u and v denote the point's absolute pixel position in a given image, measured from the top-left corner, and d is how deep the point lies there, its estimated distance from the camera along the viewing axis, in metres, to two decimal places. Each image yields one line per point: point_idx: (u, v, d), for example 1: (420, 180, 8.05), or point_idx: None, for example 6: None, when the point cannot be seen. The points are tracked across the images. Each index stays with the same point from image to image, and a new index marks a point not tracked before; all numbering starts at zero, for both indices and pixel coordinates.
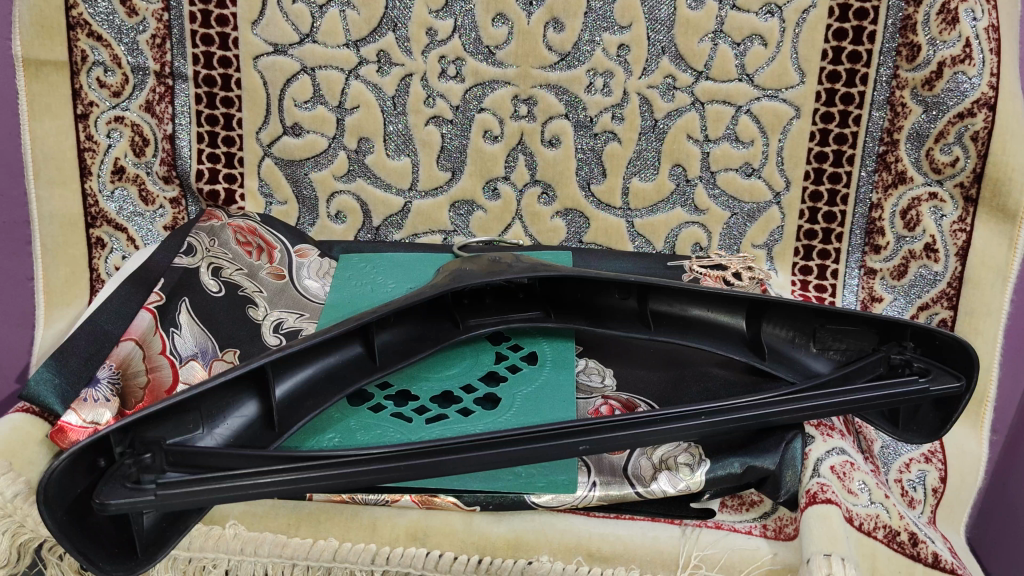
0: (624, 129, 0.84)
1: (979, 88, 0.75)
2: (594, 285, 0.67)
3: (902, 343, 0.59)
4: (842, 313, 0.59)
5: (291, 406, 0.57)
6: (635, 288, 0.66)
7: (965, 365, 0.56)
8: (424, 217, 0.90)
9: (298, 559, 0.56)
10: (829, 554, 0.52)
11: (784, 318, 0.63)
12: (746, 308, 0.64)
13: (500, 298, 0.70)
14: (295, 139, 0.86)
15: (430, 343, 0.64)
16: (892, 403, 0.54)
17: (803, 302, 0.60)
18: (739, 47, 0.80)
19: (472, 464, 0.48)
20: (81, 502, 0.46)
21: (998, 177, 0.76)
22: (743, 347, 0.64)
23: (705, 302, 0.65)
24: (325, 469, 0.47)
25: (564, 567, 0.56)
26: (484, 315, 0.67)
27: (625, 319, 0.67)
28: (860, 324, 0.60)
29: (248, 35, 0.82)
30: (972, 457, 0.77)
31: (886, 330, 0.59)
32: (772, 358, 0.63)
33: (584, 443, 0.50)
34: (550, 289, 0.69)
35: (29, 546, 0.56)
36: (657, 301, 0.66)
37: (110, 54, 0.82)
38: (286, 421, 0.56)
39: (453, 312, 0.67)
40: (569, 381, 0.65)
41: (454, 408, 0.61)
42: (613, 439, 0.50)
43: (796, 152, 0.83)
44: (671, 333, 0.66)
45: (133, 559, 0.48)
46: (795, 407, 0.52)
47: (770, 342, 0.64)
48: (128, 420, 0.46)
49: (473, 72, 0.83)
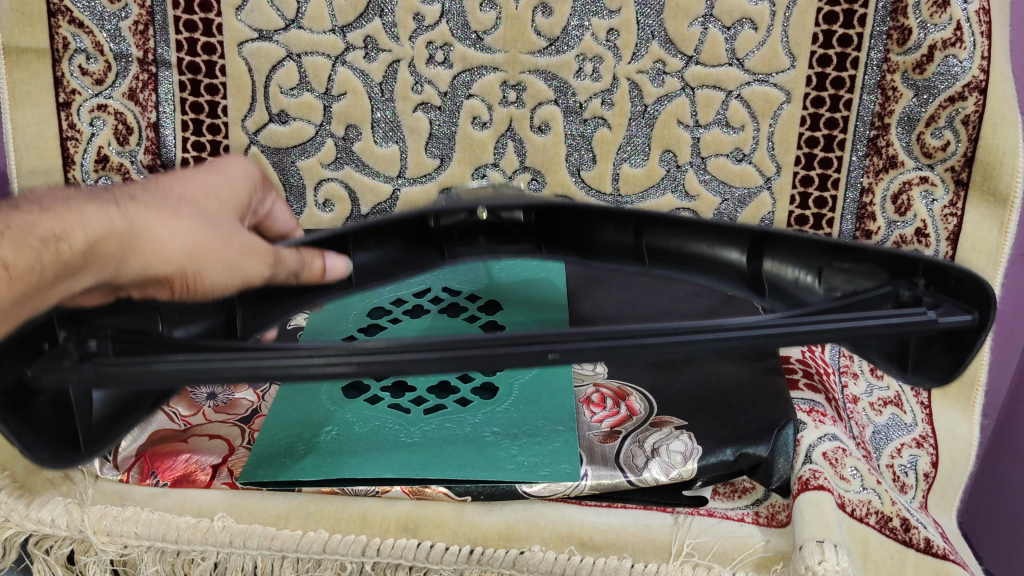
0: (613, 115, 0.84)
1: (969, 71, 0.74)
2: (591, 217, 0.66)
3: (914, 280, 0.54)
4: (847, 245, 0.56)
5: (256, 317, 0.58)
6: (632, 220, 0.65)
7: (982, 299, 0.51)
8: (412, 204, 0.89)
9: (287, 551, 0.56)
10: (822, 541, 0.52)
11: (785, 253, 0.61)
12: (747, 241, 0.62)
13: (494, 233, 0.69)
14: (282, 126, 0.85)
15: (413, 267, 0.66)
16: (895, 334, 0.49)
17: (805, 234, 0.58)
18: (729, 31, 0.79)
19: (428, 366, 0.46)
20: (16, 390, 0.47)
21: (988, 160, 0.76)
22: (741, 281, 0.63)
23: (703, 236, 0.64)
24: (276, 359, 0.45)
25: (557, 557, 0.55)
26: (473, 246, 0.68)
27: (620, 252, 0.66)
28: (871, 261, 0.57)
29: (232, 21, 0.81)
30: (962, 440, 0.76)
31: (897, 265, 0.55)
32: (771, 294, 0.61)
33: (553, 351, 0.46)
34: (546, 223, 0.68)
35: (16, 540, 0.57)
36: (655, 235, 0.65)
37: (92, 41, 0.80)
38: (249, 329, 0.58)
39: (439, 242, 0.67)
40: (565, 370, 0.67)
41: (452, 398, 0.64)
42: (586, 349, 0.46)
43: (787, 138, 0.82)
44: (666, 266, 0.66)
45: (76, 454, 0.51)
46: (792, 331, 0.47)
47: (771, 277, 0.61)
48: (73, 302, 0.49)
49: (461, 58, 0.82)
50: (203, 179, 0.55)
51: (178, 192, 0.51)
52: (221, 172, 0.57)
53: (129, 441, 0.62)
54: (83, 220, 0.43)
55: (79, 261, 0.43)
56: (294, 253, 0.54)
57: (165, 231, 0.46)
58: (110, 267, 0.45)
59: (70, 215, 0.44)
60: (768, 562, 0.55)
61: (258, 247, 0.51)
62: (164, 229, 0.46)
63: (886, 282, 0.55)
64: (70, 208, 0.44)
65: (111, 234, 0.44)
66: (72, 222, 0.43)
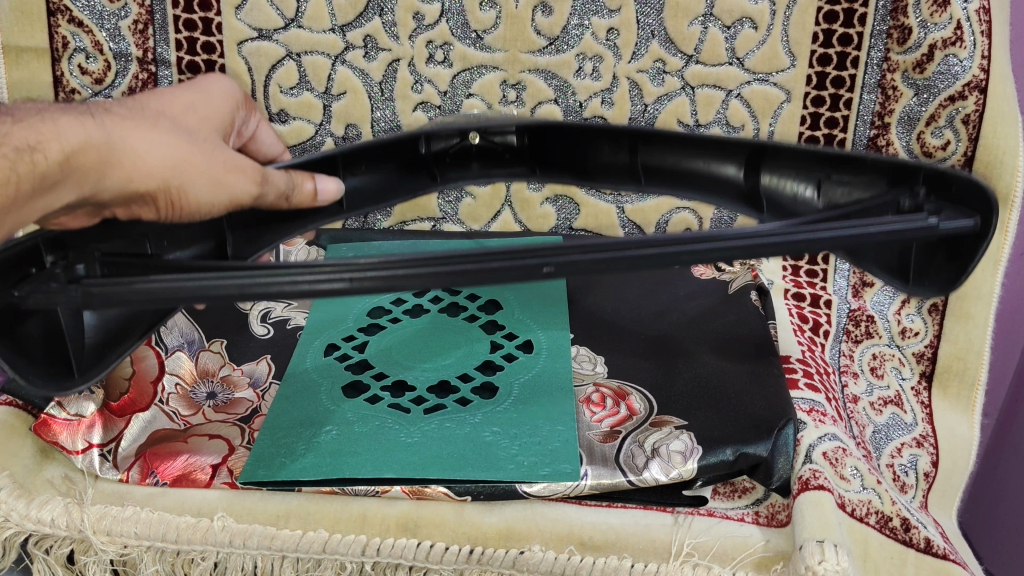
0: (613, 114, 0.84)
1: (969, 71, 0.74)
2: (586, 138, 0.73)
3: (915, 189, 0.54)
4: (843, 156, 0.59)
5: (248, 241, 0.65)
6: (625, 140, 0.72)
7: (984, 203, 0.51)
8: (412, 203, 0.88)
9: (287, 550, 0.55)
10: (822, 541, 0.52)
11: (782, 166, 0.65)
12: (744, 155, 0.67)
13: (489, 157, 0.77)
14: (282, 126, 0.85)
15: (406, 190, 0.74)
16: (900, 241, 0.48)
17: (801, 147, 0.62)
18: (729, 30, 0.79)
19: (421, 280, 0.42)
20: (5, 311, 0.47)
21: (988, 160, 0.75)
22: (737, 197, 0.68)
23: (700, 153, 0.69)
24: (263, 275, 0.43)
25: (556, 557, 0.55)
26: (464, 170, 0.76)
27: (616, 172, 0.73)
28: (871, 169, 0.58)
29: (232, 20, 0.80)
30: (962, 439, 0.76)
31: (898, 172, 0.56)
32: (768, 207, 0.66)
33: (548, 265, 0.43)
34: (539, 144, 0.76)
35: (14, 540, 0.57)
36: (648, 153, 0.71)
37: (91, 40, 0.80)
38: (242, 250, 0.64)
39: (430, 167, 0.75)
40: (567, 370, 0.67)
41: (452, 398, 0.64)
42: (584, 261, 0.43)
43: (787, 136, 0.83)
44: (661, 183, 0.72)
45: (70, 380, 0.51)
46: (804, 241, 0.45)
47: (769, 190, 0.66)
48: (58, 224, 0.50)
49: (461, 57, 0.82)
50: (183, 96, 0.59)
51: (155, 106, 0.54)
52: (201, 89, 0.62)
53: (129, 441, 0.62)
54: (60, 131, 0.46)
55: (56, 173, 0.46)
56: (283, 175, 0.58)
57: (143, 144, 0.49)
58: (89, 182, 0.48)
59: (44, 125, 0.46)
60: (768, 561, 0.56)
61: (244, 165, 0.54)
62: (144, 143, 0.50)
63: (886, 191, 0.57)
64: (44, 119, 0.47)
65: (89, 145, 0.47)
66: (47, 132, 0.46)
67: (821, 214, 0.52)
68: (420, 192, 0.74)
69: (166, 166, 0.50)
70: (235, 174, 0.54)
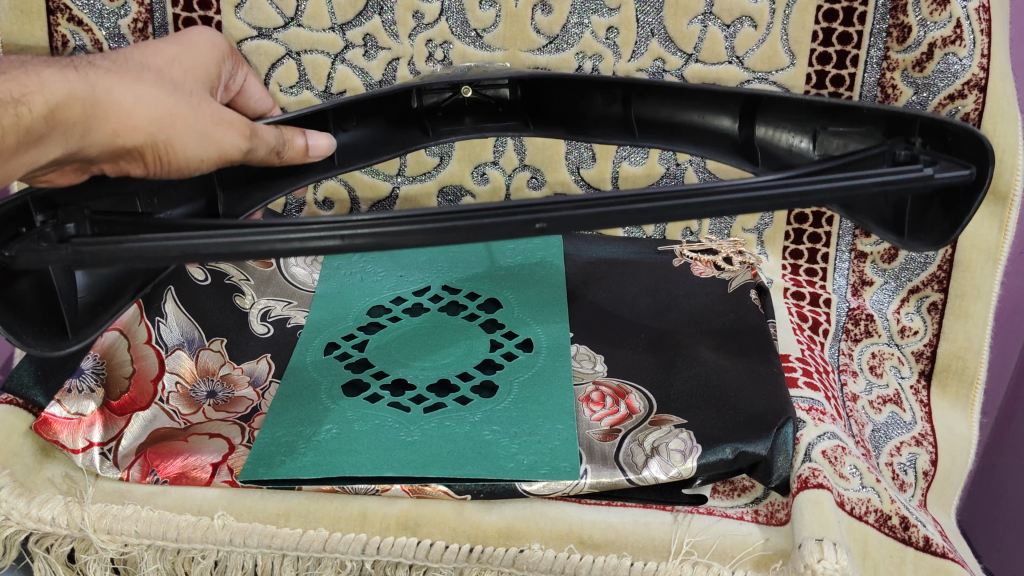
0: None
1: (969, 69, 0.74)
2: (578, 92, 0.74)
3: (910, 140, 0.59)
4: (848, 106, 0.62)
5: (240, 198, 0.70)
6: (619, 93, 0.72)
7: (978, 154, 0.55)
8: (411, 202, 0.89)
9: (287, 549, 0.55)
10: (820, 539, 0.52)
11: (776, 115, 0.67)
12: (740, 107, 0.69)
13: (479, 109, 0.76)
14: None
15: (396, 145, 0.76)
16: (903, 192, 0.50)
17: (799, 97, 0.65)
18: (728, 29, 0.79)
19: (418, 235, 0.46)
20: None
21: None
22: (733, 148, 0.70)
23: (693, 106, 0.70)
24: (259, 235, 0.46)
25: (556, 556, 0.55)
26: (456, 125, 0.77)
27: (609, 125, 0.74)
28: (870, 120, 0.62)
29: (231, 19, 0.80)
30: (961, 437, 0.76)
31: (895, 123, 0.60)
32: (763, 157, 0.69)
33: (540, 220, 0.46)
34: (528, 100, 0.76)
35: (15, 538, 0.57)
36: (643, 107, 0.72)
37: (90, 39, 0.80)
38: (233, 209, 0.69)
39: (422, 121, 0.76)
40: (566, 370, 0.67)
41: (452, 397, 0.64)
42: (573, 217, 0.46)
43: None
44: (656, 137, 0.72)
45: (60, 339, 0.54)
46: (780, 195, 0.47)
47: (763, 141, 0.68)
48: (48, 184, 0.53)
49: (461, 56, 0.82)
50: (165, 49, 0.62)
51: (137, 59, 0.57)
52: (184, 41, 0.65)
53: (129, 440, 0.62)
54: (44, 83, 0.47)
55: (41, 126, 0.47)
56: (273, 131, 0.60)
57: (129, 97, 0.51)
58: (75, 137, 0.49)
59: (28, 79, 0.46)
60: (767, 559, 0.56)
61: (231, 120, 0.56)
62: (127, 94, 0.51)
63: (883, 141, 0.61)
64: (27, 72, 0.47)
65: (72, 97, 0.47)
66: (30, 85, 0.46)
67: (812, 169, 0.55)
68: (410, 147, 0.76)
69: (151, 120, 0.51)
70: (223, 128, 0.55)
